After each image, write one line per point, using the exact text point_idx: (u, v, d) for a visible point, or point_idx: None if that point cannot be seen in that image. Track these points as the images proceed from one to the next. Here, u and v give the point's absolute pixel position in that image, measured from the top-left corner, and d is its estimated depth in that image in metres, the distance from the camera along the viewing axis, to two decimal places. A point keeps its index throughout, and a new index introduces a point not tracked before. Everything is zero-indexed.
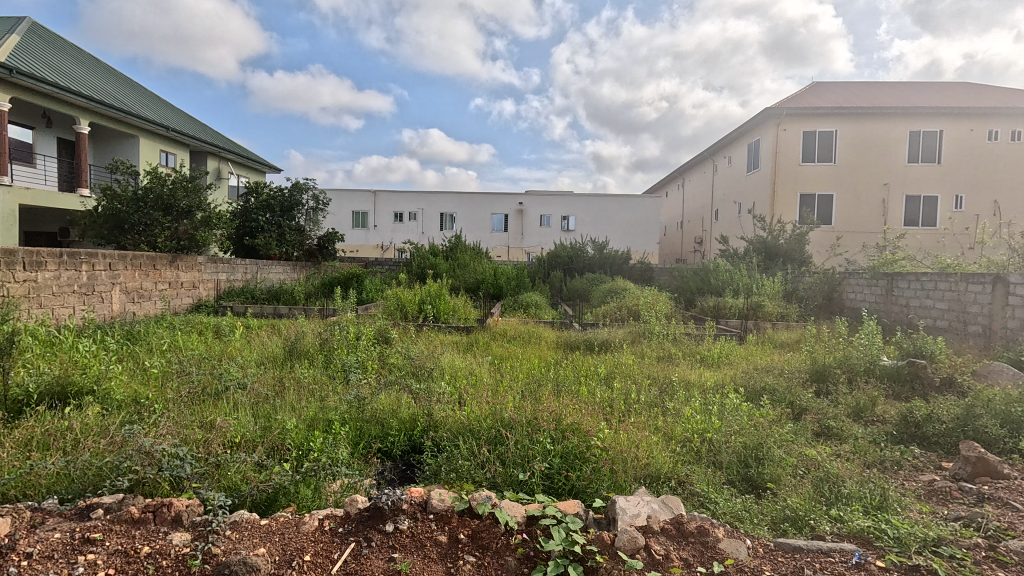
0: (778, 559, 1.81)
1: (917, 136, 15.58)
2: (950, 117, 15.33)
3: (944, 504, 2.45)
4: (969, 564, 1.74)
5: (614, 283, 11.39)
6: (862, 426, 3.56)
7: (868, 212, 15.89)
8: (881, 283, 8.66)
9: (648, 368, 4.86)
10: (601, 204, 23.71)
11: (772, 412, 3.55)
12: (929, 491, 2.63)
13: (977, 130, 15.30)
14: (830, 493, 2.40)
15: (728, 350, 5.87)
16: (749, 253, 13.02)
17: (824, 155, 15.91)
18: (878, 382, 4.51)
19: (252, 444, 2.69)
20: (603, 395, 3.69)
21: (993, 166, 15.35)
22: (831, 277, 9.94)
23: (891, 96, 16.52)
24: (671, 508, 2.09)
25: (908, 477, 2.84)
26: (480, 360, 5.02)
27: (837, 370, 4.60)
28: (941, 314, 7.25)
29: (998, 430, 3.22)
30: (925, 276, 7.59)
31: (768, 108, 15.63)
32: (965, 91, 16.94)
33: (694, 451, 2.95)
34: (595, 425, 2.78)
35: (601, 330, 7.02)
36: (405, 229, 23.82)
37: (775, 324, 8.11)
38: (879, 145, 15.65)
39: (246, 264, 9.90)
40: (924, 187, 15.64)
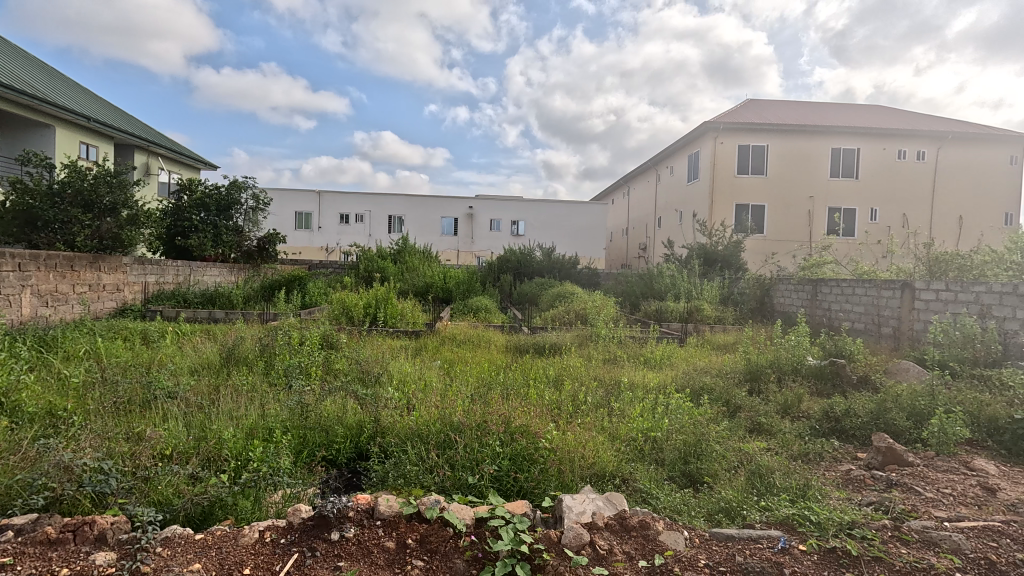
0: (712, 548, 1.91)
1: (839, 152, 16.88)
2: (866, 137, 16.74)
3: (858, 491, 2.68)
4: (877, 543, 1.91)
5: (563, 287, 11.60)
6: (789, 422, 3.82)
7: (796, 222, 17.00)
8: (807, 288, 9.31)
9: (595, 370, 4.99)
10: (550, 210, 24.08)
11: (710, 411, 3.74)
12: (846, 479, 2.86)
13: (889, 149, 16.78)
14: (761, 485, 2.57)
15: (670, 352, 6.14)
16: (690, 258, 13.64)
17: (758, 169, 16.92)
18: (803, 381, 4.86)
19: (185, 456, 2.55)
20: (551, 398, 3.76)
21: (902, 182, 16.86)
22: (764, 282, 10.57)
23: (815, 116, 17.83)
24: (614, 504, 2.17)
25: (829, 467, 3.08)
26: (429, 364, 4.97)
27: (768, 371, 4.92)
28: (859, 317, 7.90)
29: (904, 422, 3.56)
30: (845, 281, 8.25)
31: (707, 122, 16.40)
32: (880, 112, 18.46)
33: (638, 450, 3.06)
34: (544, 427, 2.83)
35: (550, 333, 7.14)
36: (351, 230, 23.25)
37: (713, 327, 8.55)
38: (805, 161, 16.81)
39: (177, 266, 9.32)
40: (844, 199, 16.94)
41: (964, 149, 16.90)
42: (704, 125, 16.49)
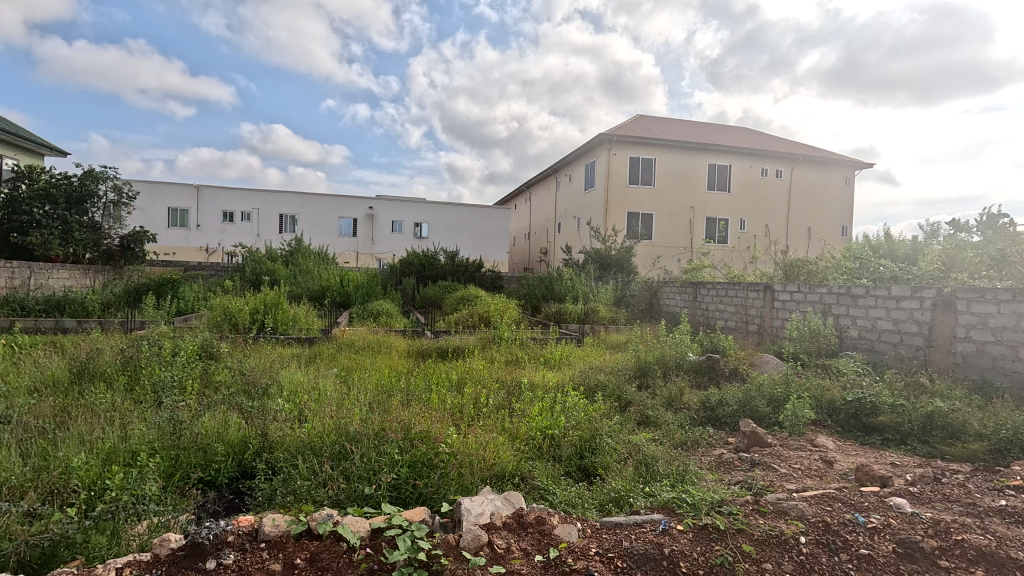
0: (602, 536, 2.03)
1: (714, 168, 18.76)
2: (736, 155, 18.80)
3: (728, 472, 3.00)
4: (741, 517, 2.14)
5: (467, 291, 11.62)
6: (673, 413, 4.17)
7: (679, 230, 18.58)
8: (689, 290, 10.23)
9: (497, 372, 5.05)
10: (454, 213, 24.01)
11: (603, 407, 3.96)
12: (719, 462, 3.18)
13: (754, 167, 18.99)
14: (647, 473, 2.77)
15: (568, 352, 6.39)
16: (587, 262, 14.35)
17: (647, 180, 18.27)
18: (685, 375, 5.33)
19: (21, 491, 2.18)
20: (453, 402, 3.75)
21: (765, 197, 19.15)
22: (652, 285, 11.43)
23: (695, 134, 19.66)
24: (512, 503, 2.21)
25: (705, 452, 3.41)
26: (324, 373, 4.71)
27: (655, 366, 5.33)
28: (731, 316, 8.85)
29: (765, 408, 4.05)
30: (719, 284, 9.18)
31: (601, 134, 17.38)
32: (747, 135, 20.82)
33: (537, 448, 3.15)
34: (444, 431, 2.81)
35: (453, 337, 7.12)
36: (237, 230, 21.37)
37: (607, 328, 9.08)
38: (686, 175, 18.46)
39: (12, 268, 7.92)
40: (719, 210, 18.85)
41: (811, 170, 19.67)
42: (600, 137, 17.46)
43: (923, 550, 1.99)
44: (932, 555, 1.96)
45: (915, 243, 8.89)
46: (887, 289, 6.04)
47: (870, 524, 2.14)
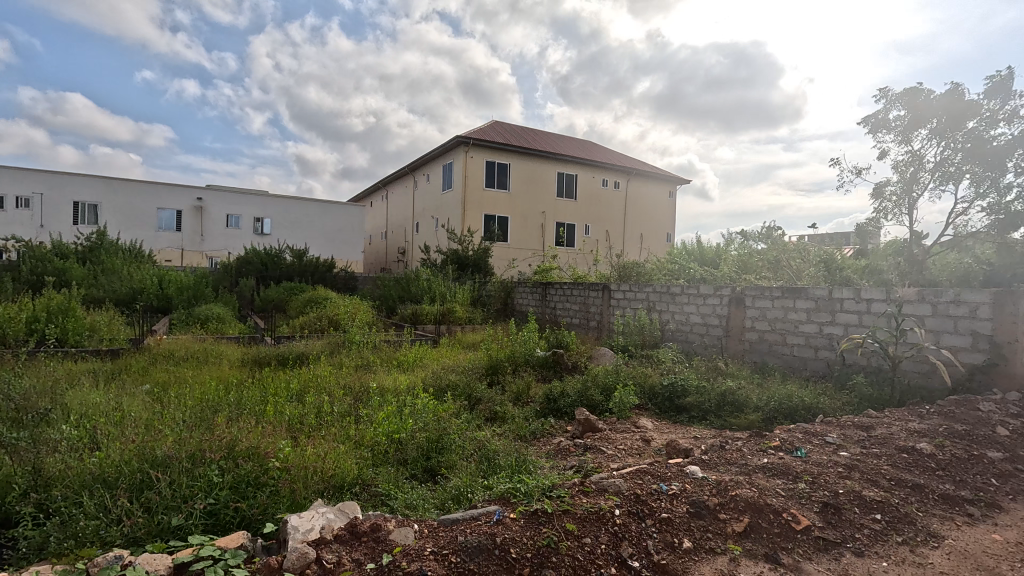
0: (439, 534, 2.05)
1: (563, 176, 20.18)
2: (581, 166, 20.45)
3: (563, 457, 3.28)
4: (568, 499, 2.34)
5: (316, 292, 10.85)
6: (519, 407, 4.41)
7: (532, 233, 19.59)
8: (539, 290, 10.87)
9: (343, 378, 4.80)
10: (302, 208, 22.26)
11: (453, 406, 4.01)
12: (556, 450, 3.45)
13: (596, 178, 20.86)
14: (489, 466, 2.87)
15: (422, 354, 6.32)
16: (445, 262, 14.41)
17: (502, 184, 18.91)
18: (532, 370, 5.66)
19: None
20: (292, 413, 3.47)
21: (605, 205, 21.14)
22: (506, 285, 11.90)
23: (546, 142, 20.89)
24: (347, 513, 2.13)
25: (545, 441, 3.67)
26: (129, 390, 4.01)
27: (505, 363, 5.58)
28: (575, 313, 9.61)
29: (598, 397, 4.50)
30: (565, 284, 9.89)
31: (458, 136, 17.55)
32: (591, 147, 22.78)
33: (382, 454, 3.07)
34: (276, 446, 2.60)
35: (297, 342, 6.59)
36: (9, 219, 17.28)
37: (463, 328, 9.22)
38: (538, 181, 19.55)
39: None
40: (567, 216, 20.30)
41: (643, 184, 22.30)
42: (457, 139, 17.62)
43: (708, 507, 2.43)
44: (714, 511, 2.40)
45: (718, 249, 10.59)
46: (697, 289, 7.08)
47: (671, 491, 2.51)
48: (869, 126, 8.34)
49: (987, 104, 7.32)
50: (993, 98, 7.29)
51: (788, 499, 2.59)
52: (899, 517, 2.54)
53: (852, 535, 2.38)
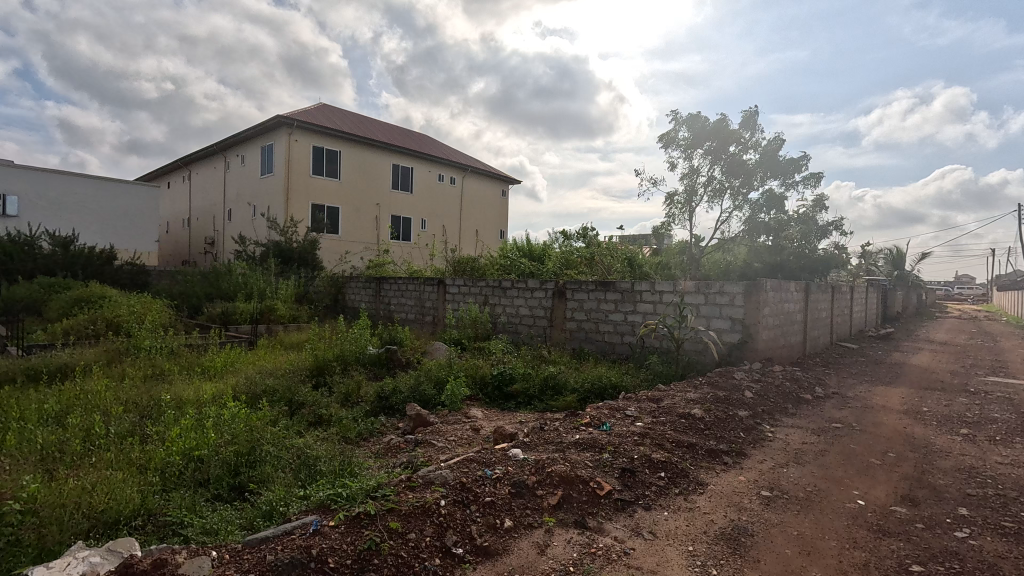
0: (242, 557, 1.90)
1: (398, 168, 19.70)
2: (417, 159, 20.23)
3: (393, 455, 3.35)
4: (393, 497, 2.33)
5: (88, 289, 8.86)
6: (347, 408, 4.33)
7: (366, 225, 18.69)
8: (372, 286, 10.51)
9: (125, 391, 4.02)
10: (68, 186, 17.97)
11: (269, 414, 3.65)
12: (386, 448, 3.50)
13: (432, 173, 20.88)
14: (307, 473, 2.68)
15: (234, 358, 5.58)
16: (264, 256, 13.02)
17: (332, 173, 17.67)
18: (362, 369, 5.46)
19: None
20: (43, 439, 2.77)
21: (441, 200, 21.26)
22: (336, 281, 11.24)
23: (380, 132, 20.11)
24: (124, 550, 1.88)
25: (375, 440, 3.71)
26: None
27: (333, 363, 5.38)
28: (410, 309, 9.54)
29: (430, 391, 4.66)
30: (399, 279, 9.72)
31: (279, 116, 15.88)
32: (427, 139, 22.63)
33: (175, 477, 2.65)
34: (16, 487, 2.09)
35: (58, 351, 5.31)
36: None
37: (285, 327, 8.46)
38: (372, 172, 18.75)
39: None
40: (403, 209, 19.88)
41: (477, 181, 22.97)
42: (278, 118, 15.92)
43: (527, 486, 2.63)
44: (532, 488, 2.62)
45: (544, 246, 11.46)
46: (525, 283, 7.53)
47: (494, 475, 2.68)
48: (663, 143, 9.79)
49: (743, 133, 9.15)
50: (747, 129, 9.13)
51: (594, 468, 2.92)
52: (678, 473, 3.06)
53: (642, 492, 2.80)
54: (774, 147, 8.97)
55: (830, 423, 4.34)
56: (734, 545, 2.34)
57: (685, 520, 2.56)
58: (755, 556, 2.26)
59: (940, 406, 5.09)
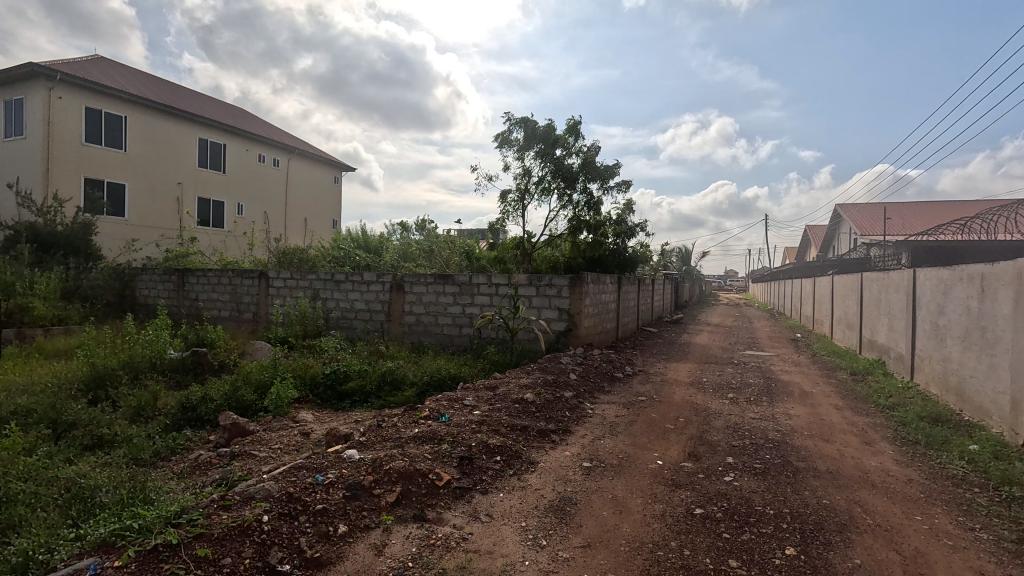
0: None
1: (206, 144, 17.09)
2: (231, 135, 17.82)
3: (202, 474, 2.94)
4: (198, 521, 2.09)
5: None
6: (139, 425, 3.68)
7: (164, 207, 15.80)
8: (173, 279, 9.00)
9: None
10: None
11: (23, 442, 2.93)
12: (193, 466, 3.08)
13: (250, 152, 18.61)
14: (81, 509, 2.24)
15: None
16: (12, 241, 10.22)
17: (114, 142, 14.55)
18: (162, 376, 4.84)
19: None
20: None
21: (262, 184, 19.07)
22: (122, 273, 9.37)
23: (181, 98, 17.18)
24: None
25: (179, 460, 3.21)
26: None
27: (120, 372, 4.57)
28: (223, 306, 8.42)
29: (250, 396, 4.18)
30: (210, 272, 8.50)
31: (33, 64, 12.53)
32: (244, 113, 20.04)
33: None
34: None
35: None
36: None
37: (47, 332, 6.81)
38: (171, 145, 15.96)
39: None
40: (213, 191, 17.32)
41: (305, 165, 21.16)
42: (30, 67, 12.54)
43: (363, 487, 2.53)
44: (369, 488, 2.53)
45: (381, 237, 11.09)
46: (360, 276, 7.18)
47: (327, 481, 2.53)
48: (498, 141, 10.18)
49: (568, 139, 9.99)
50: (572, 135, 9.99)
51: (433, 460, 2.93)
52: (512, 455, 3.23)
53: (480, 477, 2.90)
54: (594, 154, 9.99)
55: (637, 397, 5.02)
56: (560, 515, 2.57)
57: (519, 498, 2.72)
58: (579, 522, 2.51)
59: (714, 376, 6.27)
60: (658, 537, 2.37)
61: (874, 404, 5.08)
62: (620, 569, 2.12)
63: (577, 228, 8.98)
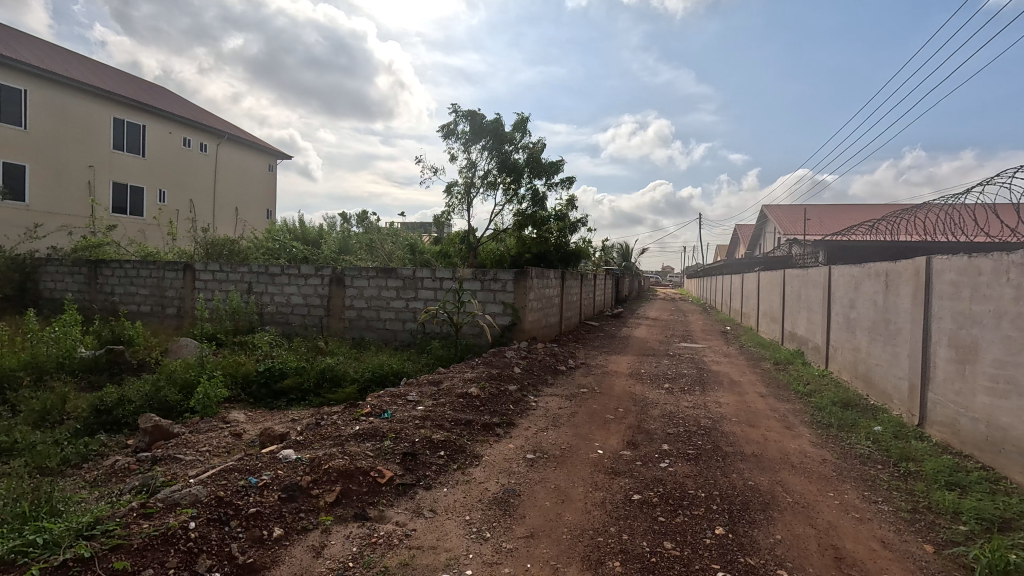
0: None
1: (122, 124, 15.69)
2: (151, 115, 16.48)
3: (120, 481, 2.72)
4: (116, 532, 1.95)
5: None
6: (44, 432, 3.35)
7: (73, 193, 14.37)
8: (84, 270, 8.24)
9: None
10: None
11: None
12: (110, 473, 2.84)
13: (174, 135, 17.32)
14: None
15: None
16: None
17: (10, 118, 13.03)
18: (71, 379, 4.47)
19: None
20: None
21: (186, 169, 17.79)
22: (22, 264, 8.47)
23: (92, 73, 15.67)
24: None
25: (92, 468, 2.95)
26: None
27: (24, 375, 4.26)
28: (144, 300, 7.82)
29: (175, 396, 3.91)
30: (127, 263, 7.85)
31: None
32: (166, 92, 18.56)
33: None
34: None
35: None
36: None
37: None
38: (81, 124, 14.53)
39: None
40: (130, 176, 15.95)
41: (236, 150, 19.94)
42: None
43: (300, 487, 2.44)
44: (307, 489, 2.44)
45: (320, 229, 10.67)
46: (297, 268, 6.87)
47: (261, 483, 2.41)
48: (445, 133, 10.05)
49: (515, 134, 10.01)
50: (518, 131, 10.02)
51: (375, 457, 2.87)
52: (456, 450, 3.22)
53: (423, 473, 2.87)
54: (539, 150, 10.09)
55: (579, 389, 5.14)
56: (504, 506, 2.60)
57: (463, 492, 2.72)
58: (522, 513, 2.54)
59: (651, 368, 6.54)
60: (599, 524, 2.44)
61: (794, 391, 5.50)
62: (562, 556, 2.17)
63: (522, 224, 8.99)
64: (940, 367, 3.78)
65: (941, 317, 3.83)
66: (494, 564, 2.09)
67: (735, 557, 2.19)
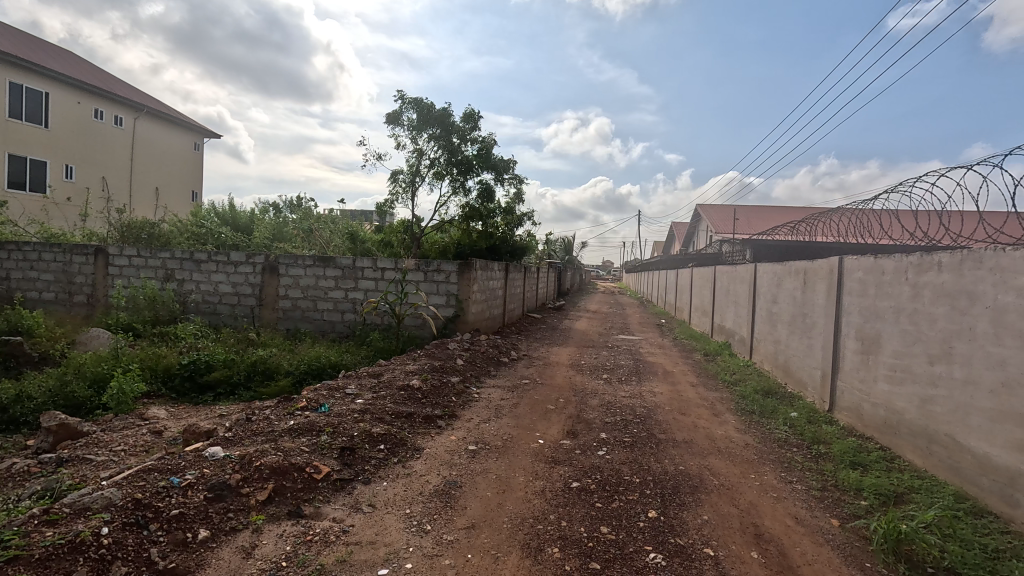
0: None
1: (19, 90, 14.04)
2: (56, 82, 14.89)
3: (19, 485, 2.47)
4: (14, 542, 1.77)
5: None
6: None
7: None
8: None
9: None
10: None
11: None
12: (6, 477, 2.57)
13: (83, 105, 15.75)
14: None
15: None
16: None
17: None
18: None
19: None
20: None
21: (98, 144, 16.24)
22: None
23: None
24: None
25: None
26: None
27: None
28: (47, 286, 7.09)
29: (84, 392, 3.58)
30: (27, 246, 7.08)
31: None
32: (70, 56, 16.70)
33: None
34: None
35: None
36: None
37: None
38: None
39: None
40: (30, 148, 14.35)
41: (157, 126, 18.42)
42: None
43: (229, 486, 2.31)
44: (236, 488, 2.32)
45: (251, 214, 10.10)
46: (226, 255, 6.47)
47: (184, 483, 2.27)
48: (389, 118, 9.75)
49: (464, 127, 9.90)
50: (468, 123, 9.91)
51: (311, 452, 2.77)
52: (396, 443, 3.17)
53: (361, 467, 2.81)
54: (488, 144, 10.04)
55: (521, 380, 5.22)
56: (445, 498, 2.59)
57: (403, 486, 2.69)
58: (463, 504, 2.54)
59: (591, 359, 6.73)
60: (538, 512, 2.49)
61: (721, 380, 5.85)
62: (502, 545, 2.19)
63: (468, 216, 8.91)
64: (848, 357, 4.14)
65: (849, 312, 4.19)
66: (434, 557, 2.08)
67: (665, 538, 2.31)
